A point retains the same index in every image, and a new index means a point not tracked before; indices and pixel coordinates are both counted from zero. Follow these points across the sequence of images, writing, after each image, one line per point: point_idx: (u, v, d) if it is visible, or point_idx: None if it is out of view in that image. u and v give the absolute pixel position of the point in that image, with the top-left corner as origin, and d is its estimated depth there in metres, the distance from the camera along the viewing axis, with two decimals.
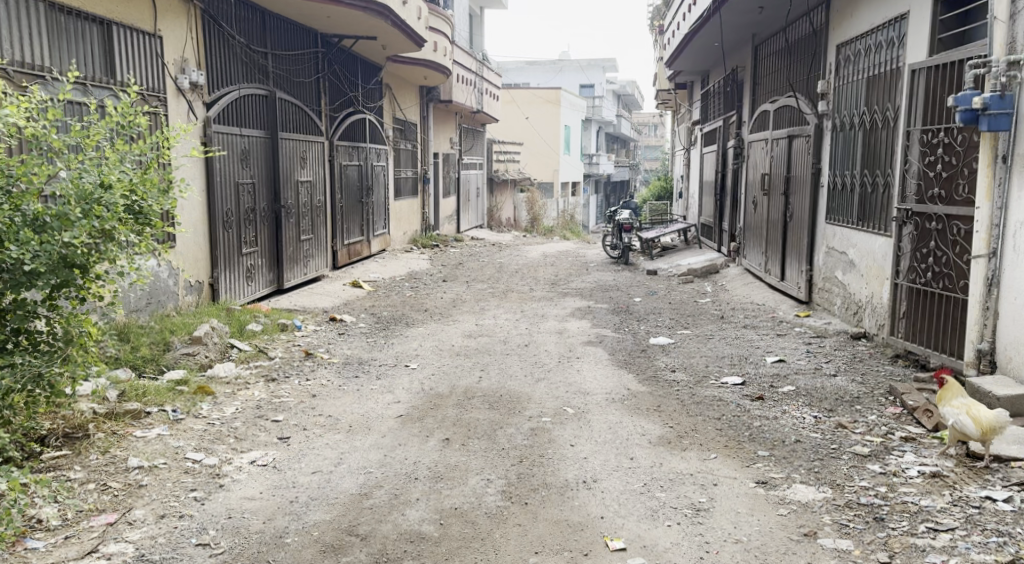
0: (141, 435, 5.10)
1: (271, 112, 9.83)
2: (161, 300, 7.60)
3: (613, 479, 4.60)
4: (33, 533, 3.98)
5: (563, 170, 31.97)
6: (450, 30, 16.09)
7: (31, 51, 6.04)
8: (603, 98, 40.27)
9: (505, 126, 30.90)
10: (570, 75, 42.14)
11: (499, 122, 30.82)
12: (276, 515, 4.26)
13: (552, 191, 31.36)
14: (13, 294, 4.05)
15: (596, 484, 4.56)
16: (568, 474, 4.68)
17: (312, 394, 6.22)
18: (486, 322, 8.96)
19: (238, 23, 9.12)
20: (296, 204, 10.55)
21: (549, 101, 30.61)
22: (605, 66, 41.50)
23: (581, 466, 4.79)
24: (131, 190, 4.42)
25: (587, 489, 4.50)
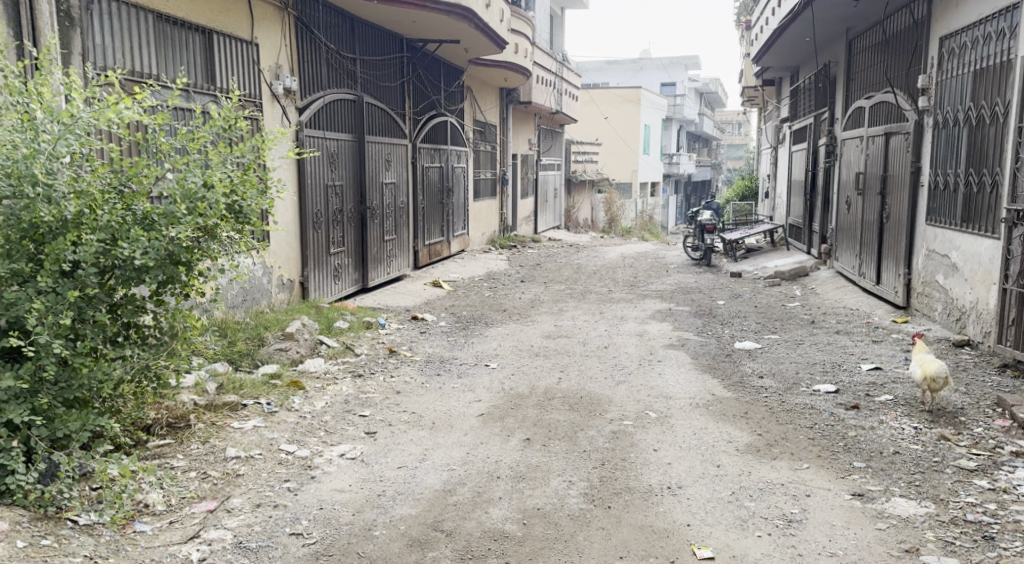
0: (238, 427, 5.28)
1: (359, 114, 10.03)
2: (255, 297, 7.88)
3: (699, 486, 4.54)
4: (141, 517, 4.13)
5: (642, 171, 31.71)
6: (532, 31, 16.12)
7: (139, 59, 6.32)
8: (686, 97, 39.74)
9: (583, 126, 30.87)
10: (651, 74, 41.83)
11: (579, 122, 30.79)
12: (365, 508, 4.35)
13: (630, 192, 31.12)
14: (123, 289, 4.22)
15: (682, 490, 4.50)
16: (652, 479, 4.64)
17: (396, 391, 6.33)
18: (564, 323, 8.95)
19: (328, 30, 9.37)
20: (381, 205, 10.75)
21: (631, 100, 30.38)
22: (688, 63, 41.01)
23: (665, 471, 4.74)
24: (231, 190, 4.56)
25: (672, 495, 4.45)
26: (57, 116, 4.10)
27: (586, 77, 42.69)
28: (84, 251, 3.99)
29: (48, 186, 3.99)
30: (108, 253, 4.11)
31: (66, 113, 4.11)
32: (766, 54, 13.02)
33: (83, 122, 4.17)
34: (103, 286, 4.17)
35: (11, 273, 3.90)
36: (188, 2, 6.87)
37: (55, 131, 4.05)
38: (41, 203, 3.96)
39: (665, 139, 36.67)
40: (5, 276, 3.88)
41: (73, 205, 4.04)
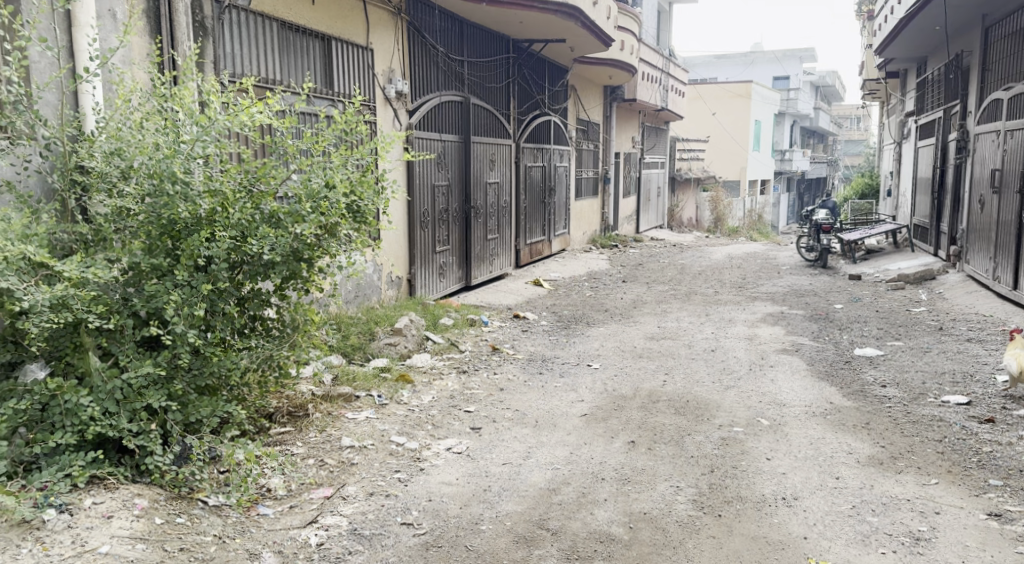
0: (352, 417, 5.46)
1: (466, 114, 10.18)
2: (367, 293, 8.13)
3: (816, 498, 4.41)
4: (264, 500, 4.31)
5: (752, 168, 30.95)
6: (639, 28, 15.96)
7: (264, 65, 6.63)
8: (800, 91, 38.54)
9: (690, 122, 30.40)
10: (764, 68, 40.80)
11: (685, 119, 30.33)
12: (471, 502, 4.42)
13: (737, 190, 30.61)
14: (250, 283, 4.43)
15: (798, 502, 4.38)
16: (765, 489, 4.53)
17: (500, 388, 6.40)
18: (669, 324, 8.83)
19: (439, 33, 9.58)
20: (485, 204, 10.88)
21: (739, 95, 29.76)
22: (803, 56, 39.77)
23: (779, 482, 4.62)
24: (351, 191, 4.70)
25: (788, 506, 4.34)
26: (196, 119, 4.36)
27: (694, 71, 42.03)
28: (217, 247, 4.21)
29: (186, 185, 4.23)
30: (238, 249, 4.32)
31: (204, 116, 4.36)
32: (890, 44, 12.48)
33: (219, 125, 4.41)
34: (232, 281, 4.39)
35: (151, 266, 4.14)
36: (311, 11, 7.15)
37: (193, 133, 4.30)
38: (179, 200, 4.20)
39: (777, 135, 35.69)
40: (146, 269, 4.13)
41: (207, 204, 4.26)
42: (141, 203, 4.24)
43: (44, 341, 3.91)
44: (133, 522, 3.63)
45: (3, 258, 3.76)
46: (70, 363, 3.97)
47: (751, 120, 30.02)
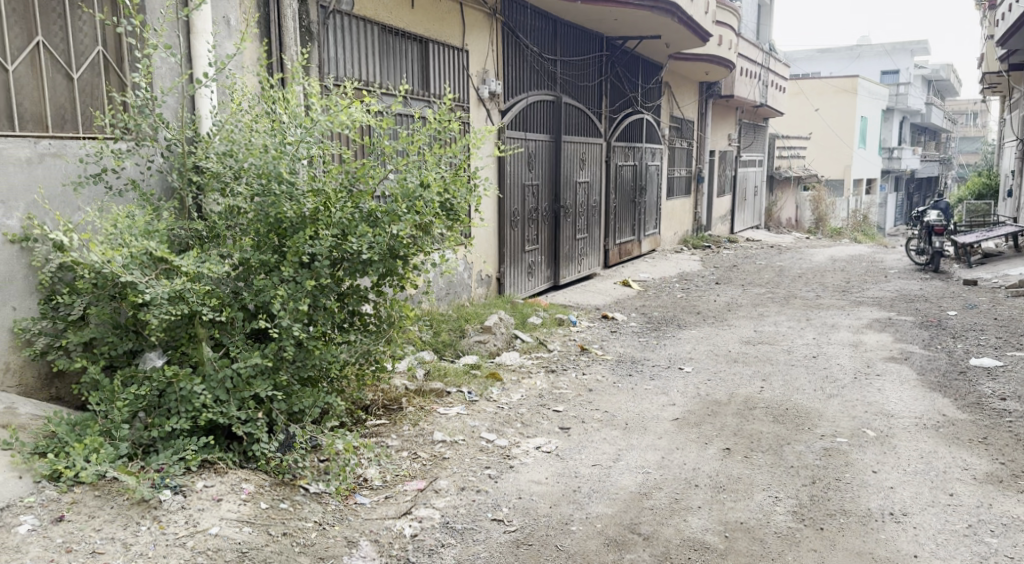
0: (444, 412, 5.58)
1: (558, 113, 10.21)
2: (458, 291, 8.28)
3: (927, 515, 4.26)
4: (360, 490, 4.45)
5: (857, 166, 29.92)
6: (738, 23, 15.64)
7: (364, 68, 6.82)
8: (912, 86, 36.99)
9: (791, 119, 29.61)
10: (872, 62, 39.35)
11: (786, 116, 29.55)
12: (561, 502, 4.45)
13: (841, 189, 29.70)
14: (350, 280, 4.57)
15: (907, 518, 4.25)
16: (871, 503, 4.41)
17: (589, 389, 6.41)
18: (766, 329, 8.64)
19: (532, 33, 9.64)
20: (575, 203, 10.89)
21: (845, 90, 28.78)
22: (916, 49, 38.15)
23: (886, 496, 4.49)
24: (444, 189, 4.76)
25: (896, 522, 4.21)
26: (300, 121, 4.53)
27: (796, 66, 40.92)
28: (320, 244, 4.36)
29: (291, 185, 4.41)
30: (339, 246, 4.46)
31: (308, 118, 4.53)
32: (1012, 36, 11.84)
33: (321, 126, 4.57)
34: (334, 276, 4.52)
35: (259, 262, 4.34)
36: (410, 14, 7.32)
37: (298, 135, 4.47)
38: (285, 200, 4.38)
39: (886, 131, 34.39)
40: (254, 264, 4.32)
41: (311, 203, 4.42)
42: (251, 202, 4.45)
43: (163, 331, 4.14)
44: (241, 506, 3.81)
45: (127, 253, 4.01)
46: (186, 352, 4.21)
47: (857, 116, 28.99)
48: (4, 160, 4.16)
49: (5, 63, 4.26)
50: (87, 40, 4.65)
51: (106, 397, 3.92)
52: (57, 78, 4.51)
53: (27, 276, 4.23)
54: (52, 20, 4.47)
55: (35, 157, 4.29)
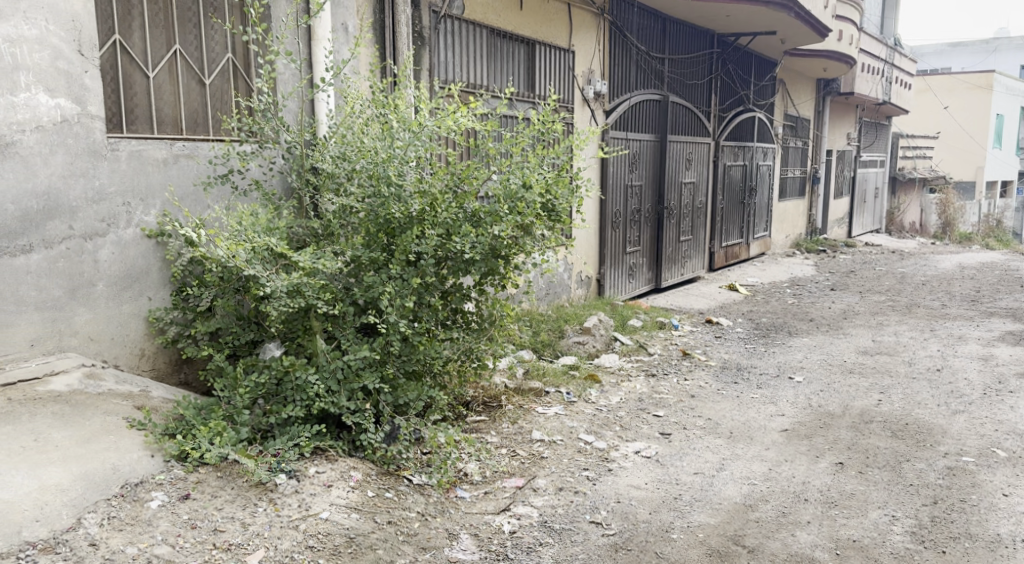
0: (542, 411, 5.65)
1: (663, 113, 10.12)
2: (558, 292, 8.35)
3: None
4: (461, 484, 4.56)
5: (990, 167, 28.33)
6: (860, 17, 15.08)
7: (472, 70, 6.96)
8: None
9: (917, 118, 28.31)
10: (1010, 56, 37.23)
11: (911, 114, 28.26)
12: (662, 509, 4.44)
13: (973, 192, 28.18)
14: (453, 278, 4.68)
15: None
16: (999, 528, 4.22)
17: (691, 395, 6.35)
18: (885, 339, 8.33)
19: (640, 32, 9.61)
20: (680, 204, 10.77)
21: (978, 86, 27.27)
22: None
23: (1016, 521, 4.28)
24: (547, 190, 4.77)
25: None
26: (409, 125, 4.68)
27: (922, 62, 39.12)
28: (425, 244, 4.47)
29: (400, 187, 4.54)
30: (443, 246, 4.56)
31: (416, 122, 4.68)
32: None
33: (428, 130, 4.70)
34: (439, 275, 4.64)
35: (369, 260, 4.50)
36: (517, 16, 7.41)
37: (407, 138, 4.62)
38: (394, 201, 4.53)
39: None
40: (364, 262, 4.49)
41: (417, 204, 4.55)
42: (362, 202, 4.63)
43: (281, 323, 4.36)
44: (349, 493, 3.98)
45: (250, 249, 4.25)
46: (301, 344, 4.42)
47: (991, 113, 27.43)
48: (144, 160, 4.44)
49: (147, 70, 4.57)
50: (218, 48, 4.94)
51: (230, 384, 4.20)
52: (191, 84, 4.81)
53: (161, 269, 4.55)
54: (188, 29, 4.77)
55: (170, 158, 4.58)
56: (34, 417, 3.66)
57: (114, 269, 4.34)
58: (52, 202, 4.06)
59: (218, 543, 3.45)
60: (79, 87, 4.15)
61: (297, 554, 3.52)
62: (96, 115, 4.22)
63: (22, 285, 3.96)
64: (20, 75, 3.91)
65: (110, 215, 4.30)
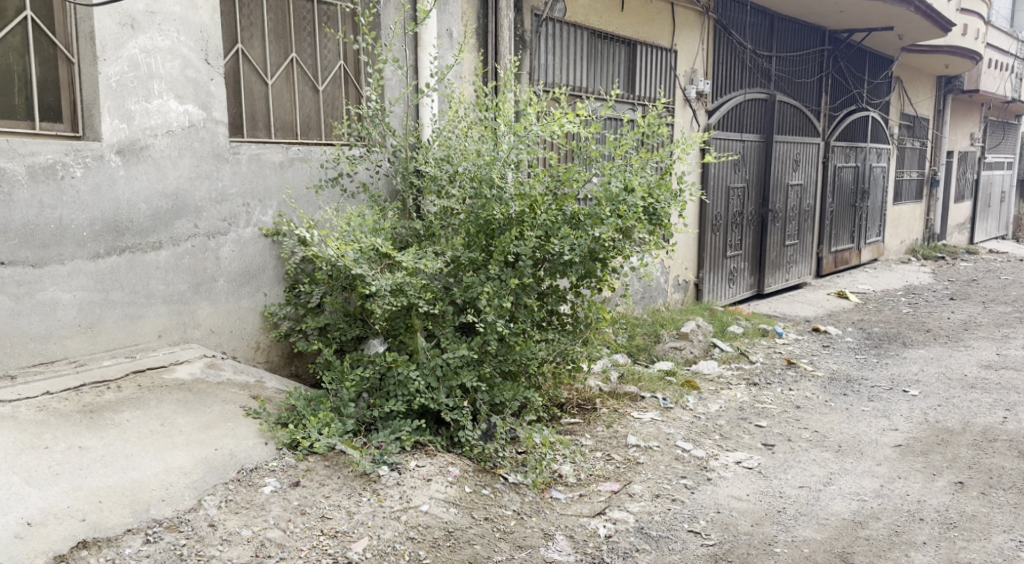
0: (638, 417, 5.64)
1: (769, 113, 9.90)
2: (654, 296, 8.29)
3: None
4: (556, 485, 4.60)
5: None
6: (986, 10, 14.34)
7: (574, 72, 7.01)
8: None
9: None
10: None
11: None
12: (764, 521, 4.37)
13: None
14: (551, 279, 4.71)
15: None
16: None
17: (796, 405, 6.20)
18: (1011, 353, 7.91)
19: (747, 30, 9.45)
20: (785, 207, 10.51)
21: None
22: None
23: None
24: (649, 194, 4.73)
25: None
26: (512, 128, 4.75)
27: None
28: (524, 245, 4.53)
29: (500, 189, 4.61)
30: (542, 247, 4.61)
31: (520, 125, 4.74)
32: None
33: (532, 134, 4.75)
34: (536, 276, 4.69)
35: (468, 260, 4.60)
36: (619, 17, 7.41)
37: (510, 140, 4.69)
38: (495, 203, 4.61)
39: None
40: (464, 262, 4.59)
41: (518, 205, 4.61)
42: (464, 204, 4.75)
43: (384, 321, 4.51)
44: (448, 487, 4.07)
45: (358, 249, 4.41)
46: (403, 340, 4.55)
47: None
48: (262, 163, 4.68)
49: (266, 78, 4.82)
50: (331, 56, 5.20)
51: (337, 377, 4.39)
52: (305, 90, 5.06)
53: (276, 267, 4.81)
54: (304, 38, 5.01)
55: (286, 162, 4.80)
56: (161, 404, 3.91)
57: (234, 266, 4.59)
58: (179, 202, 4.31)
59: (325, 530, 3.59)
60: (205, 94, 4.40)
61: (399, 544, 3.62)
62: (220, 121, 4.47)
63: (152, 279, 4.22)
64: (154, 84, 4.17)
65: (231, 214, 4.55)
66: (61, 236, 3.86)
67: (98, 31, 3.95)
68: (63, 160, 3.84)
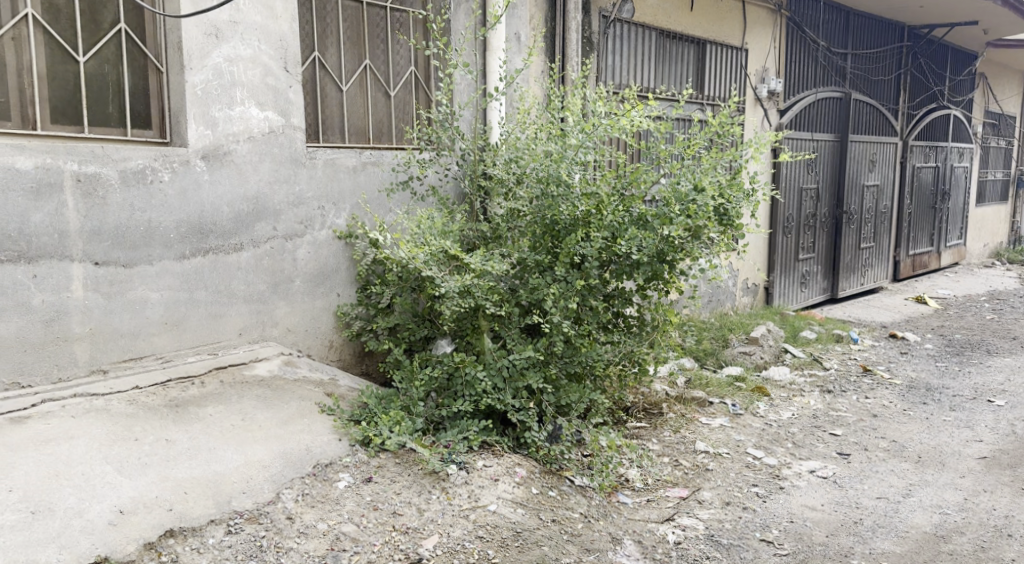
0: (706, 422, 5.60)
1: (844, 111, 9.68)
2: (722, 300, 8.19)
3: None
4: (623, 489, 4.61)
5: None
6: None
7: (642, 73, 6.99)
8: None
9: None
10: None
11: None
12: (840, 532, 4.28)
13: None
14: (617, 281, 4.71)
15: None
16: None
17: (873, 414, 6.06)
18: None
19: (822, 26, 9.26)
20: (860, 209, 10.25)
21: None
22: None
23: None
24: (720, 194, 4.68)
25: None
26: (581, 127, 4.76)
27: None
28: (591, 246, 4.54)
29: (568, 189, 4.64)
30: (609, 248, 4.61)
31: (588, 124, 4.75)
32: None
33: (601, 133, 4.75)
34: (603, 277, 4.70)
35: (534, 262, 4.65)
36: (688, 16, 7.35)
37: (579, 140, 4.71)
38: (562, 204, 4.64)
39: None
40: (530, 264, 4.65)
41: (585, 206, 4.62)
42: (531, 205, 4.79)
43: (452, 321, 4.59)
44: (515, 488, 4.12)
45: (427, 251, 4.49)
46: (470, 341, 4.62)
47: None
48: (337, 167, 4.81)
49: (341, 84, 4.94)
50: (402, 62, 5.31)
51: (406, 376, 4.49)
52: (378, 95, 5.18)
53: (349, 268, 4.93)
54: (377, 44, 5.13)
55: (359, 166, 4.92)
56: (241, 399, 4.05)
57: (310, 267, 4.72)
58: (259, 205, 4.46)
59: (397, 526, 3.68)
60: (285, 100, 4.55)
61: (468, 543, 3.68)
62: (298, 126, 4.61)
63: (234, 280, 4.38)
64: (237, 92, 4.33)
65: (307, 217, 4.68)
66: (150, 237, 4.03)
67: (186, 41, 4.11)
68: (152, 165, 4.01)
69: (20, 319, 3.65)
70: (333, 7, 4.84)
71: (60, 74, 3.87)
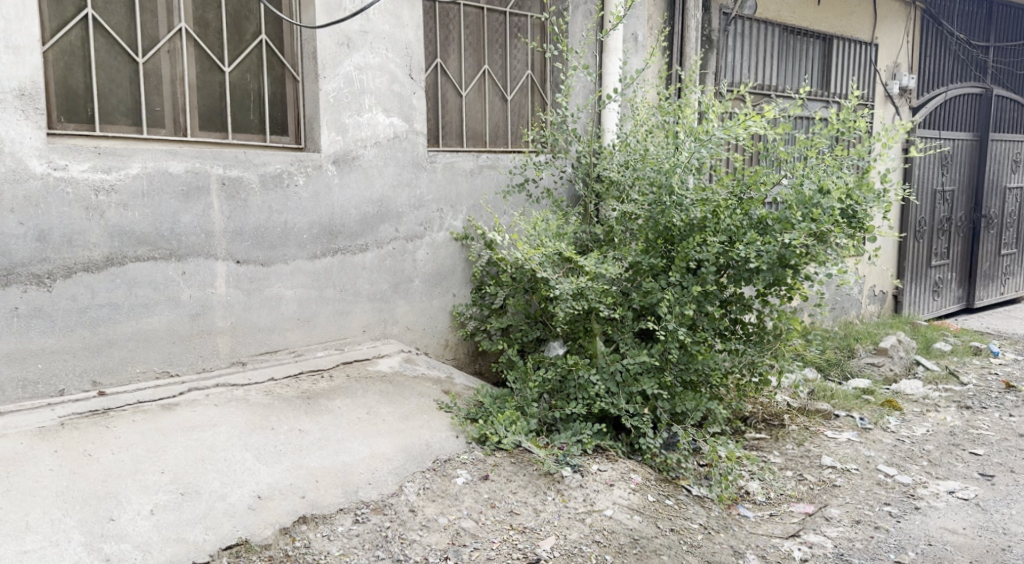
0: (832, 436, 5.42)
1: (983, 109, 9.15)
2: (847, 308, 7.91)
3: None
4: (743, 502, 4.52)
5: None
6: None
7: (765, 72, 6.83)
8: None
9: None
10: None
11: None
12: (985, 558, 4.06)
13: None
14: (735, 287, 4.63)
15: None
16: None
17: (1019, 433, 5.70)
18: None
19: (958, 19, 8.79)
20: (1001, 213, 9.65)
21: None
22: None
23: None
24: (847, 195, 4.51)
25: None
26: (694, 134, 4.63)
27: None
28: (707, 251, 4.47)
29: (682, 195, 4.58)
30: (727, 254, 4.51)
31: (703, 130, 4.60)
32: None
33: (716, 139, 4.60)
34: (719, 283, 4.62)
35: (648, 266, 4.63)
36: (814, 11, 7.12)
37: (694, 143, 4.64)
38: (675, 209, 4.57)
39: None
40: (643, 267, 4.64)
41: (700, 211, 4.55)
42: (643, 209, 4.75)
43: (565, 324, 4.65)
44: (630, 494, 4.10)
45: (543, 253, 4.54)
46: (582, 344, 4.66)
47: None
48: (455, 171, 4.93)
49: (460, 89, 5.05)
50: (519, 66, 5.38)
51: (520, 376, 4.56)
52: (495, 99, 5.27)
53: (464, 269, 5.04)
54: (495, 49, 5.23)
55: (477, 169, 5.03)
56: (366, 393, 4.21)
57: (429, 267, 4.86)
58: (384, 207, 4.62)
59: (514, 525, 3.74)
60: (409, 106, 4.70)
61: (585, 547, 3.69)
62: (421, 131, 4.76)
63: (360, 279, 4.56)
64: (365, 98, 4.50)
65: (427, 220, 4.82)
66: (285, 237, 4.25)
67: (321, 50, 4.30)
68: (289, 170, 4.22)
69: (170, 313, 3.91)
70: (456, 14, 4.96)
71: (208, 84, 4.12)
